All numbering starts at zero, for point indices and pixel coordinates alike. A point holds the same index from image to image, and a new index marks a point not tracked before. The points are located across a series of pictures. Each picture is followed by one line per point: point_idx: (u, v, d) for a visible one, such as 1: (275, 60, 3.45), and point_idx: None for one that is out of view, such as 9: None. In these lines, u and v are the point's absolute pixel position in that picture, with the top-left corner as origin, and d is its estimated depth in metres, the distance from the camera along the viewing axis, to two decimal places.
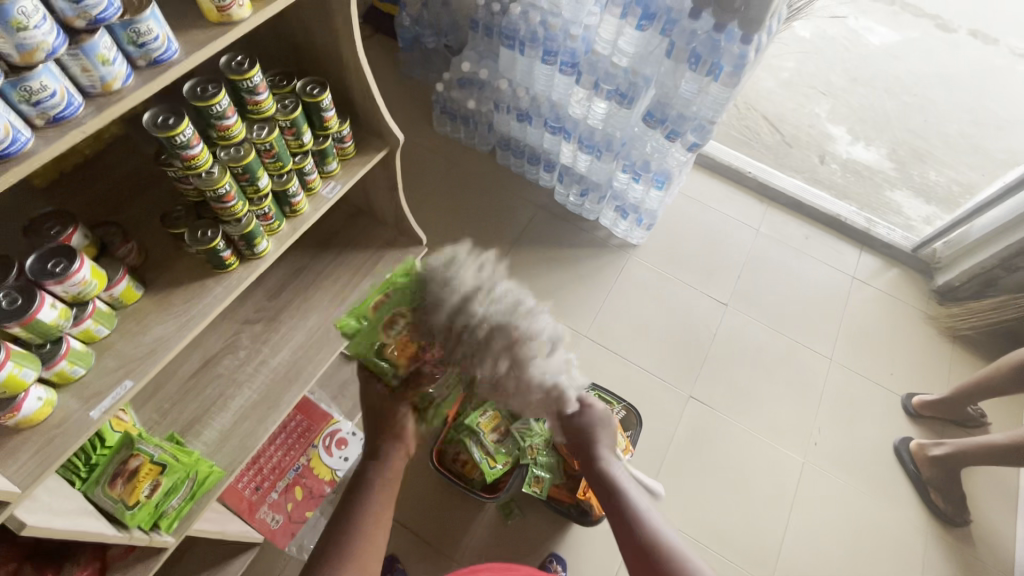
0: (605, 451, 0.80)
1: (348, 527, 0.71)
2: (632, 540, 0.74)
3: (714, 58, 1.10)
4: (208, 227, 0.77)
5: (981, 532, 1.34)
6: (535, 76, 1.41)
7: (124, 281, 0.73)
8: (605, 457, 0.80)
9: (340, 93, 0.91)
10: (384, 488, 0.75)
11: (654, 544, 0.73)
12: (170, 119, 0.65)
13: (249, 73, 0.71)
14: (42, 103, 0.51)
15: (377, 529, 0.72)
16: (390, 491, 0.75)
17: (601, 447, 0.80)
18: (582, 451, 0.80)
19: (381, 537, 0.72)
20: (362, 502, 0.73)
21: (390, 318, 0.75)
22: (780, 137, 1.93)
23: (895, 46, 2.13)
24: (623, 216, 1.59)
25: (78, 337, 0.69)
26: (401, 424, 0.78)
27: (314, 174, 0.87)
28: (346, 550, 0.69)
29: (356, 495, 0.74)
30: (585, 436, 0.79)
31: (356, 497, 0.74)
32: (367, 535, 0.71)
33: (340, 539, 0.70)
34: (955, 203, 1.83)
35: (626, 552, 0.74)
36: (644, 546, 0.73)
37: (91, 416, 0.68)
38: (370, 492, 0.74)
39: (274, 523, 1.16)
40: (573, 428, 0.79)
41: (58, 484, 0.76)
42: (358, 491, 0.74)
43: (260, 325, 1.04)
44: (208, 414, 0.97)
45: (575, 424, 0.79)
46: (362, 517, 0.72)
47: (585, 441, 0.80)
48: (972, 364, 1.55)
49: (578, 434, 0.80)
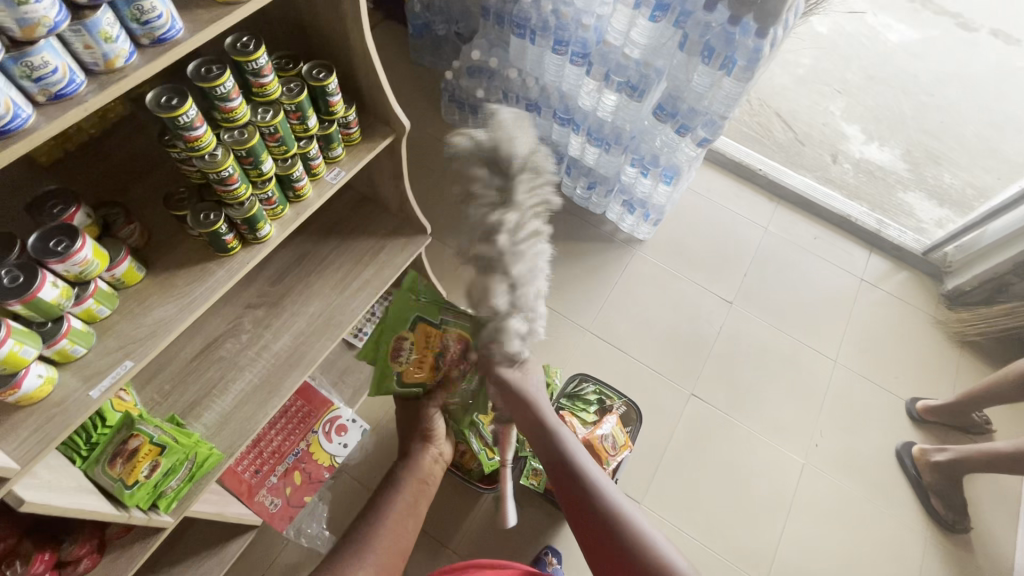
0: (554, 422, 0.77)
1: (373, 521, 0.76)
2: (590, 513, 0.71)
3: (728, 51, 1.08)
4: (210, 210, 0.76)
5: (981, 539, 1.33)
6: (546, 65, 1.39)
7: (126, 261, 0.73)
8: (554, 424, 0.77)
9: (346, 77, 0.89)
10: (414, 485, 0.83)
11: (610, 514, 0.70)
12: (173, 99, 0.64)
13: (254, 55, 0.70)
14: (43, 79, 0.50)
15: (401, 523, 0.78)
16: (420, 495, 0.82)
17: (548, 414, 0.78)
18: (529, 420, 0.78)
19: (407, 536, 0.77)
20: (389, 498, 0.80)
21: (397, 344, 0.89)
22: (792, 135, 1.90)
23: (914, 45, 2.08)
24: (630, 211, 1.57)
25: (80, 316, 0.69)
26: (430, 430, 0.92)
27: (319, 160, 0.86)
28: (372, 539, 0.74)
29: (385, 493, 0.81)
30: (528, 404, 0.77)
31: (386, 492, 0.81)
32: (394, 527, 0.76)
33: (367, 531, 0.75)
34: (970, 206, 1.79)
35: (583, 525, 0.72)
36: (602, 519, 0.70)
37: (91, 395, 0.68)
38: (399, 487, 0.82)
39: (273, 506, 1.16)
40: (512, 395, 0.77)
41: (58, 462, 0.77)
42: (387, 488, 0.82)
43: (262, 309, 1.04)
44: (209, 397, 0.98)
45: (514, 392, 0.77)
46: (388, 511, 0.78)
47: (530, 410, 0.77)
48: (979, 370, 1.53)
49: (521, 403, 0.77)
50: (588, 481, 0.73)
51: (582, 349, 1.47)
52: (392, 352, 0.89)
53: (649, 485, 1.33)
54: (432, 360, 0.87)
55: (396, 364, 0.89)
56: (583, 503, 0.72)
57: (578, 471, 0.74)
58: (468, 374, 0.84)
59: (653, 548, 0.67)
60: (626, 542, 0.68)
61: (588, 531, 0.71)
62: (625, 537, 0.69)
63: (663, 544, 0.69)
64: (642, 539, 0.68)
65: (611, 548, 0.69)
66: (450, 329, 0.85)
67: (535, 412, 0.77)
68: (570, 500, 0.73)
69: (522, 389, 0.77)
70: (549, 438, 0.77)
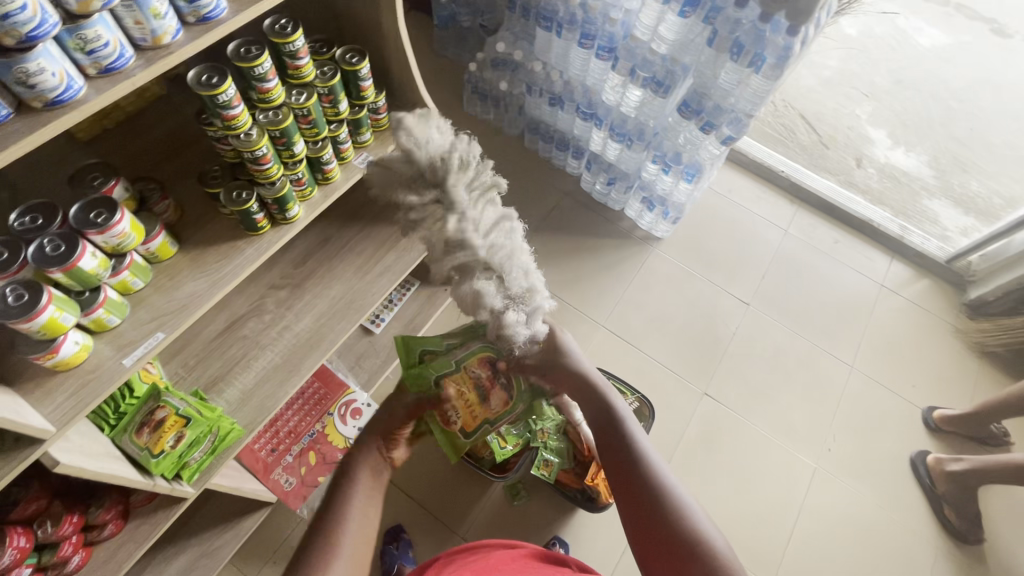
0: (599, 391, 0.71)
1: (331, 534, 0.64)
2: (637, 494, 0.66)
3: (757, 48, 1.07)
4: (242, 188, 0.78)
5: (994, 552, 1.31)
6: (571, 59, 1.38)
7: (160, 236, 0.75)
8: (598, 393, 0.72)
9: (377, 63, 0.91)
10: (369, 482, 0.68)
11: (653, 491, 0.66)
12: (213, 78, 0.66)
13: (292, 37, 0.71)
14: (95, 53, 0.52)
15: (361, 531, 0.65)
16: (377, 491, 0.68)
17: (592, 382, 0.71)
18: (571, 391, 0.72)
19: (367, 537, 0.66)
20: (345, 498, 0.66)
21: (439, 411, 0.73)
22: (816, 137, 1.87)
23: (945, 49, 2.05)
24: (650, 208, 1.57)
25: (115, 287, 0.71)
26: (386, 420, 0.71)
27: (348, 143, 0.88)
28: (331, 558, 0.62)
29: (337, 499, 0.66)
30: (571, 375, 0.70)
31: (340, 500, 0.66)
32: (357, 537, 0.65)
33: (327, 549, 0.62)
34: (996, 215, 1.76)
35: (626, 504, 0.67)
36: (644, 496, 0.66)
37: (124, 363, 0.70)
38: (354, 494, 0.66)
39: (287, 485, 1.19)
40: (552, 367, 0.69)
41: (89, 429, 0.79)
42: (338, 493, 0.67)
43: (285, 291, 1.06)
44: (231, 373, 1.00)
45: (553, 365, 0.69)
46: (346, 523, 0.64)
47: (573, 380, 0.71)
48: (998, 381, 1.51)
49: (561, 377, 0.70)
50: (632, 455, 0.69)
51: (596, 344, 1.47)
52: (441, 419, 0.74)
53: None
54: (472, 391, 0.72)
55: (448, 428, 0.75)
56: (626, 479, 0.68)
57: (622, 443, 0.70)
58: (514, 381, 0.72)
59: (699, 532, 0.63)
60: (670, 523, 0.64)
61: (631, 510, 0.67)
62: (670, 518, 0.64)
63: (707, 527, 0.64)
64: (687, 521, 0.64)
65: (654, 529, 0.64)
66: (465, 358, 0.72)
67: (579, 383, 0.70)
68: (614, 473, 0.69)
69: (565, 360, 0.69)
70: (594, 406, 0.72)
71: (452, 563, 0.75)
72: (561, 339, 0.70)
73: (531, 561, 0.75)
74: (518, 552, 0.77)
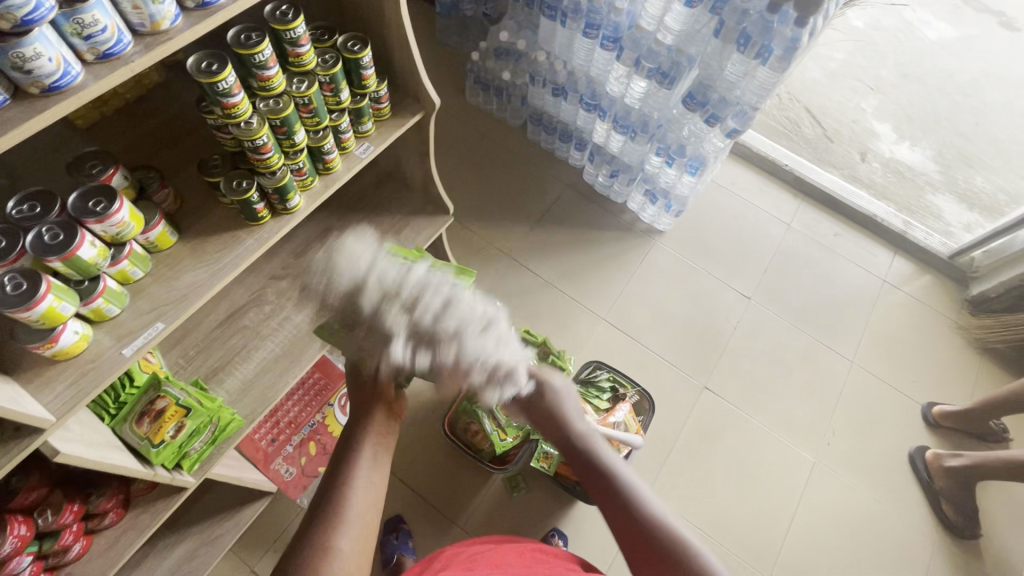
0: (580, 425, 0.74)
1: (340, 497, 0.61)
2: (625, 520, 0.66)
3: (764, 39, 1.05)
4: (243, 177, 0.77)
5: (990, 547, 1.32)
6: (575, 49, 1.36)
7: (159, 226, 0.74)
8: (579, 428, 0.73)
9: (379, 51, 0.89)
10: (375, 445, 0.67)
11: (647, 520, 0.65)
12: (213, 65, 0.65)
13: (293, 23, 0.70)
14: (93, 38, 0.51)
15: (369, 492, 0.63)
16: (383, 456, 0.67)
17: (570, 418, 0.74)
18: (552, 427, 0.74)
19: (376, 499, 0.64)
20: (352, 461, 0.65)
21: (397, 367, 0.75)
22: (821, 130, 1.86)
23: (953, 42, 2.02)
24: (652, 201, 1.56)
25: (115, 277, 0.71)
26: (377, 381, 0.72)
27: (349, 134, 0.86)
28: (338, 521, 0.59)
29: (345, 460, 0.65)
30: (549, 413, 0.74)
31: (345, 465, 0.64)
32: (366, 497, 0.62)
33: (335, 514, 0.60)
34: (1000, 211, 1.75)
35: (617, 529, 0.67)
36: (639, 525, 0.65)
37: (123, 353, 0.70)
38: (360, 456, 0.65)
39: (287, 475, 1.19)
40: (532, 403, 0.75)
41: (89, 418, 0.79)
42: (343, 460, 0.65)
43: (286, 281, 1.06)
44: (231, 363, 1.00)
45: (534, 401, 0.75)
46: (354, 486, 0.62)
47: (552, 417, 0.74)
48: (998, 378, 1.51)
49: (538, 407, 0.75)
50: (623, 487, 0.68)
51: (596, 336, 1.47)
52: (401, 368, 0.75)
53: (657, 476, 1.34)
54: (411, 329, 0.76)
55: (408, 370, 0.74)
56: (618, 509, 0.67)
57: (609, 476, 0.69)
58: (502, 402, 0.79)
59: (701, 559, 0.62)
60: (670, 550, 0.63)
61: (629, 541, 0.65)
62: (668, 546, 0.63)
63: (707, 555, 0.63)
64: (687, 549, 0.63)
65: (654, 559, 0.63)
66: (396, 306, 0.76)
67: (558, 419, 0.74)
68: (606, 504, 0.69)
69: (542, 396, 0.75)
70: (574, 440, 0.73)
71: (460, 553, 0.76)
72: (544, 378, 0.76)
73: (540, 555, 0.76)
74: (528, 546, 0.77)
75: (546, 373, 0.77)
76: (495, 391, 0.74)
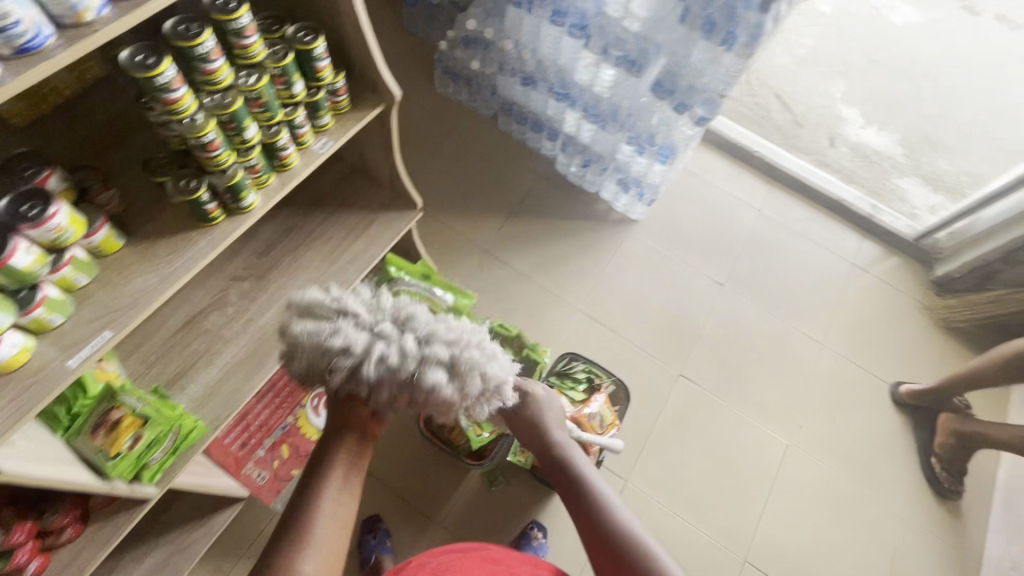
0: (559, 436, 0.77)
1: (307, 516, 0.60)
2: (592, 525, 0.70)
3: (729, 25, 1.05)
4: (192, 176, 0.74)
5: (955, 520, 1.36)
6: (543, 37, 1.34)
7: (103, 229, 0.70)
8: (558, 443, 0.76)
9: (335, 42, 0.86)
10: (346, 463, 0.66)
11: (609, 526, 0.69)
12: (149, 58, 0.61)
13: (236, 13, 0.66)
14: (7, 31, 0.47)
15: (338, 512, 0.62)
16: (356, 474, 0.66)
17: (549, 432, 0.77)
18: (532, 437, 0.77)
19: (344, 519, 0.63)
20: (320, 480, 0.63)
21: None
22: (790, 116, 1.87)
23: (917, 27, 2.05)
24: (625, 190, 1.54)
25: (56, 285, 0.67)
26: None
27: (306, 128, 0.84)
28: (303, 546, 0.59)
29: (315, 477, 0.63)
30: (533, 422, 0.76)
31: (313, 484, 0.63)
32: (334, 517, 0.62)
33: (298, 538, 0.59)
34: (963, 193, 1.79)
35: (584, 533, 0.71)
36: (605, 532, 0.68)
37: (69, 365, 0.66)
38: (330, 476, 0.64)
39: (259, 480, 1.17)
40: (517, 415, 0.77)
41: (38, 432, 0.75)
42: (314, 476, 0.64)
43: (248, 282, 1.02)
44: (193, 369, 0.96)
45: (519, 413, 0.76)
46: (320, 507, 0.61)
47: (535, 429, 0.77)
48: (962, 356, 1.55)
49: (522, 420, 0.77)
50: (592, 494, 0.72)
51: (572, 327, 1.47)
52: None
53: (633, 465, 1.35)
54: None
55: None
56: (588, 515, 0.71)
57: (580, 484, 0.73)
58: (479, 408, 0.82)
59: (663, 567, 0.64)
60: (631, 557, 0.66)
61: (593, 541, 0.70)
62: (630, 553, 0.66)
63: (669, 562, 0.65)
64: (650, 557, 0.65)
65: (615, 564, 0.67)
66: None
67: (541, 429, 0.76)
68: (576, 509, 0.73)
69: (529, 406, 0.76)
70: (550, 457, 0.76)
71: (426, 564, 0.74)
72: (533, 389, 0.78)
73: (505, 561, 0.76)
74: (499, 552, 0.78)
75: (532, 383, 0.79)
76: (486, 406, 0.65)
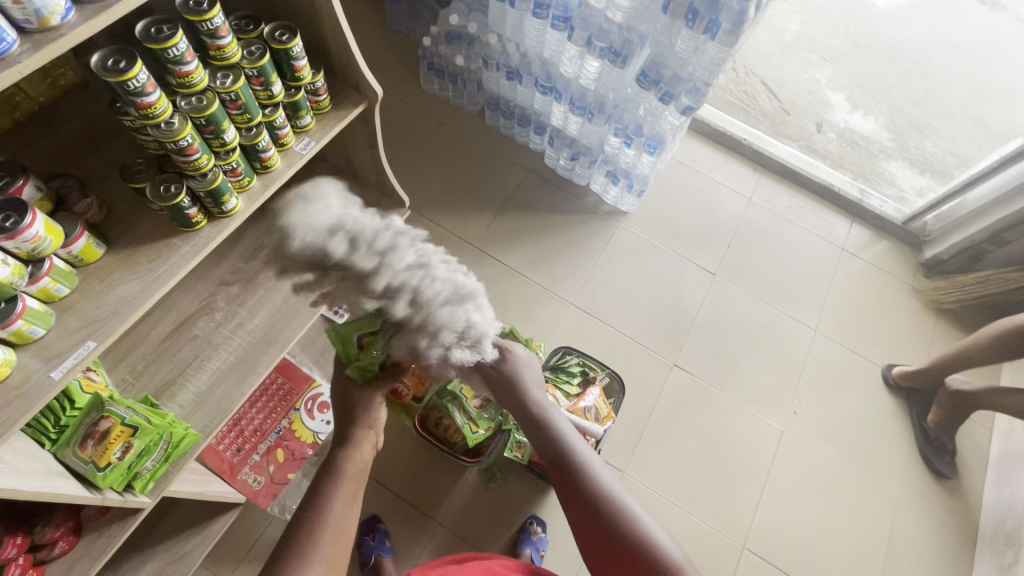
0: (539, 397, 0.76)
1: (304, 543, 0.61)
2: (575, 494, 0.69)
3: (713, 13, 1.04)
4: (171, 182, 0.73)
5: (949, 499, 1.37)
6: (526, 30, 1.33)
7: (83, 238, 0.69)
8: (538, 405, 0.75)
9: (314, 40, 0.85)
10: (353, 480, 0.68)
11: (596, 494, 0.68)
12: (121, 62, 0.60)
13: (208, 14, 0.65)
14: None
15: (334, 540, 0.62)
16: (354, 504, 0.66)
17: (529, 396, 0.75)
18: (510, 397, 0.76)
19: (343, 547, 0.63)
20: (325, 495, 0.65)
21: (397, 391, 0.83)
22: (778, 104, 1.87)
23: (901, 10, 2.05)
24: (614, 182, 1.55)
25: (36, 296, 0.66)
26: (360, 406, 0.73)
27: (286, 129, 0.83)
28: (310, 555, 0.60)
29: (315, 503, 0.64)
30: (511, 381, 0.76)
31: (314, 511, 0.63)
32: (328, 546, 0.61)
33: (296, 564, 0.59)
34: (950, 174, 1.80)
35: (569, 503, 0.70)
36: (589, 501, 0.68)
37: (52, 376, 0.65)
38: (331, 504, 0.64)
39: (256, 484, 1.17)
40: (498, 378, 0.76)
41: (25, 446, 0.74)
42: (315, 500, 0.64)
43: (236, 287, 1.01)
44: (183, 376, 0.95)
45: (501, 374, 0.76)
46: (326, 521, 0.63)
47: (512, 387, 0.76)
48: (953, 336, 1.56)
49: (499, 378, 0.76)
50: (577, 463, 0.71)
51: (565, 321, 1.47)
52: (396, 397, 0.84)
53: (630, 456, 1.35)
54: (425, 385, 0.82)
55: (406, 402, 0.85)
56: (572, 484, 0.70)
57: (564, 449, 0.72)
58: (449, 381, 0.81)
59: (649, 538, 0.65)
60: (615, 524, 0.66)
61: (580, 513, 0.69)
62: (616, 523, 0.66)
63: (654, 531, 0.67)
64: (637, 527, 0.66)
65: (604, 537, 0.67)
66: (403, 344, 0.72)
67: (519, 389, 0.75)
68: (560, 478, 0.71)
69: (506, 365, 0.76)
70: (531, 421, 0.75)
71: None
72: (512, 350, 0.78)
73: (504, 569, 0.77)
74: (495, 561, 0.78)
75: (509, 345, 0.79)
76: (469, 353, 0.71)
